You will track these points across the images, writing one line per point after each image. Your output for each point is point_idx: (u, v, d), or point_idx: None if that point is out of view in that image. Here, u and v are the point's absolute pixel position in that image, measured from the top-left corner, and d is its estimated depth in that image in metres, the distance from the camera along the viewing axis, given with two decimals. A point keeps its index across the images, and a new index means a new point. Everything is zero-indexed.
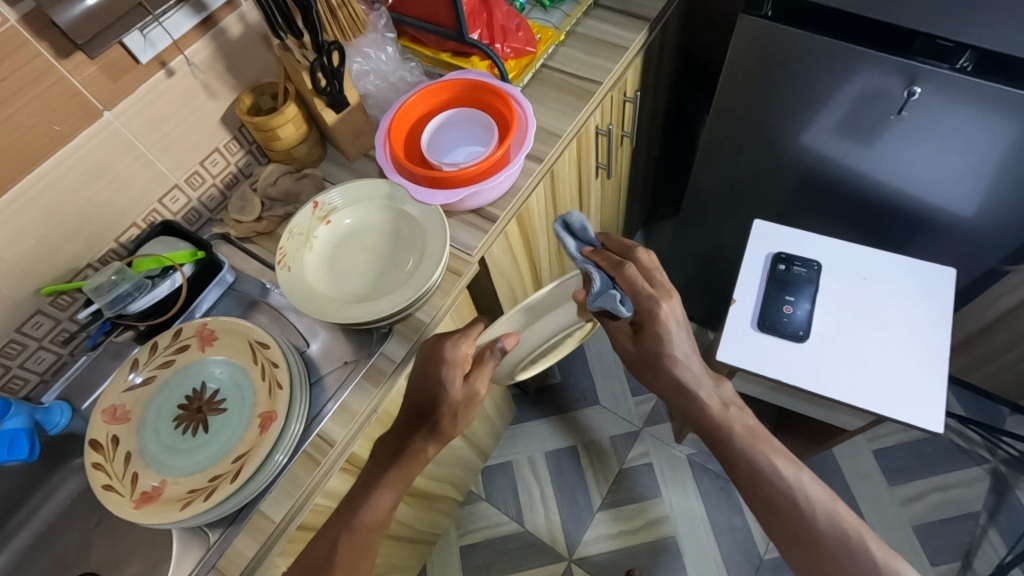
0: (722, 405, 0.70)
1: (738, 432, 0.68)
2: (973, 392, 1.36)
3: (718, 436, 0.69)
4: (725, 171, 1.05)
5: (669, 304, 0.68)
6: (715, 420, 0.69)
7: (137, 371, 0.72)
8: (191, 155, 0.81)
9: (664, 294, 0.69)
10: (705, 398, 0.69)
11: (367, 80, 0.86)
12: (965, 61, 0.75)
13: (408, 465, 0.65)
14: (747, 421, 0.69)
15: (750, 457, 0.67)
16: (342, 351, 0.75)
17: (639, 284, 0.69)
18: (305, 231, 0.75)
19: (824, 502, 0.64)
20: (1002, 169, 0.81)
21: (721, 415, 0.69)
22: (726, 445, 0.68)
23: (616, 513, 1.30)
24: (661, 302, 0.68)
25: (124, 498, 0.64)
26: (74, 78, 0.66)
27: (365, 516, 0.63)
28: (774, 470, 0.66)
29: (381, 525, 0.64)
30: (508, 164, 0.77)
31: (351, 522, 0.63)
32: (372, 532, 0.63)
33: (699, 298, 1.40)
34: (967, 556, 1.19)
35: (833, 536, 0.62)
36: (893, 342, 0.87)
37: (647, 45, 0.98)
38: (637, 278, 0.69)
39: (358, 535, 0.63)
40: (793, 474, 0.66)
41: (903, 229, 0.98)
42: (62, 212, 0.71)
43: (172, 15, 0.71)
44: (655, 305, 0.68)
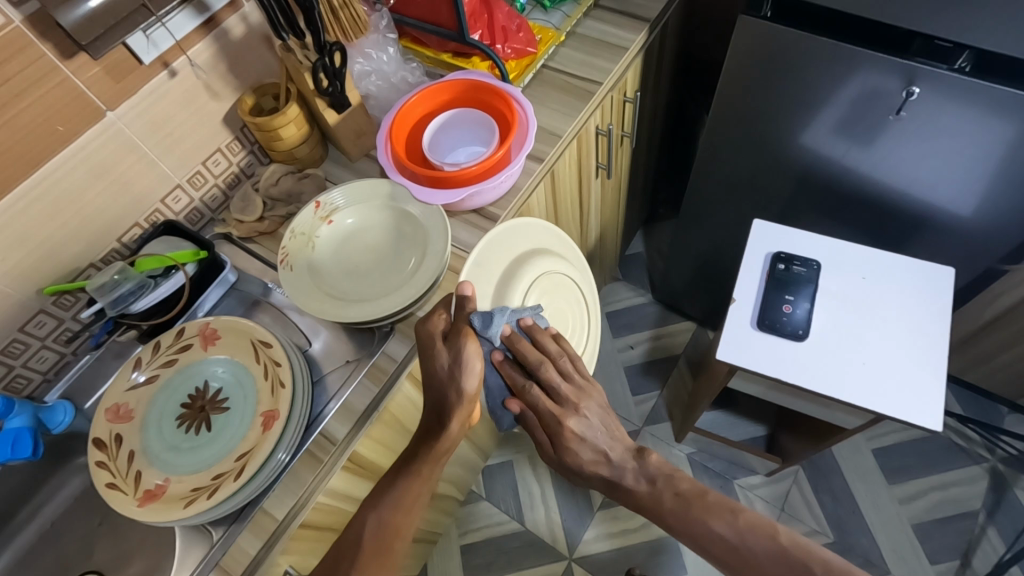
0: (648, 484, 0.73)
1: (669, 507, 0.71)
2: (971, 391, 1.36)
3: (654, 509, 0.72)
4: (724, 172, 1.06)
5: (574, 421, 0.74)
6: (644, 499, 0.73)
7: (140, 370, 0.72)
8: (193, 155, 0.81)
9: (578, 399, 0.75)
10: (629, 483, 0.74)
11: (369, 81, 0.87)
12: (963, 62, 0.75)
13: (432, 449, 0.70)
14: (676, 489, 0.72)
15: (687, 521, 0.69)
16: (344, 350, 0.76)
17: (540, 404, 0.74)
18: (307, 231, 0.76)
19: (763, 540, 0.65)
20: (1000, 169, 0.82)
21: (648, 493, 0.73)
22: (658, 516, 0.72)
23: (616, 513, 1.30)
24: (566, 421, 0.74)
25: (128, 496, 0.64)
26: (78, 79, 0.66)
27: (393, 503, 0.69)
28: (709, 530, 0.68)
29: (409, 507, 0.69)
30: (509, 164, 0.77)
31: (379, 507, 0.69)
32: (390, 533, 0.67)
33: (698, 297, 1.40)
34: (966, 555, 1.20)
35: (777, 571, 0.63)
36: (893, 341, 0.88)
37: (646, 45, 0.98)
38: (539, 398, 0.74)
39: (378, 532, 0.67)
40: (732, 532, 0.67)
41: (901, 228, 0.99)
42: (65, 213, 0.71)
43: (175, 16, 0.71)
44: (564, 421, 0.74)
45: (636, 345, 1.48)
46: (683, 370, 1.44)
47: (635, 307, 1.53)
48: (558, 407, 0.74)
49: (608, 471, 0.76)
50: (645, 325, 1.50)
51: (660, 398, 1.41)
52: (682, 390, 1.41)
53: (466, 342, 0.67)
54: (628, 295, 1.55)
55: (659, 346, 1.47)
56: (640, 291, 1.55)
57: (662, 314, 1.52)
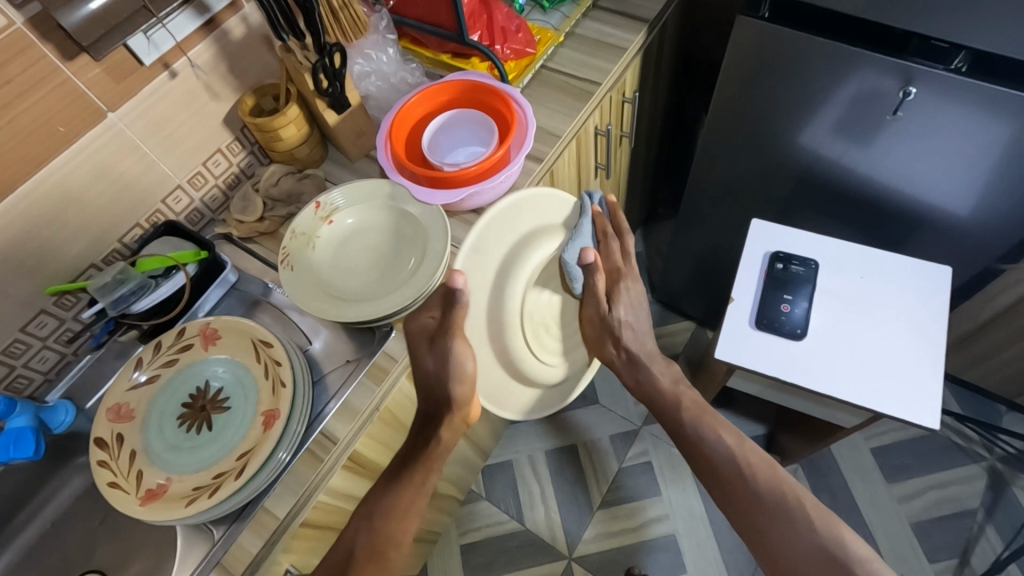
0: (671, 383, 0.87)
1: (687, 407, 0.84)
2: (970, 390, 1.37)
3: (667, 404, 0.86)
4: (723, 172, 1.06)
5: (627, 288, 0.89)
6: (667, 396, 0.86)
7: (141, 369, 0.72)
8: (194, 155, 0.81)
9: (626, 273, 0.90)
10: (656, 374, 0.88)
11: (368, 81, 0.87)
12: (959, 62, 0.76)
13: (427, 454, 0.77)
14: (693, 397, 0.85)
15: (699, 427, 0.82)
16: (344, 350, 0.76)
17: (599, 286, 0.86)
18: (308, 231, 0.76)
19: (765, 471, 0.77)
20: (997, 168, 0.82)
21: (671, 390, 0.87)
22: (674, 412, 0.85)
23: (614, 513, 1.30)
24: (624, 288, 0.88)
25: (129, 496, 0.64)
26: (79, 80, 0.66)
27: (387, 511, 0.72)
28: (718, 441, 0.80)
29: (406, 513, 0.73)
30: (509, 164, 0.78)
31: (375, 512, 0.72)
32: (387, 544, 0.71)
33: (698, 297, 1.41)
34: (965, 554, 1.20)
35: (775, 504, 0.74)
36: (891, 340, 0.88)
37: (645, 46, 0.98)
38: (598, 282, 0.87)
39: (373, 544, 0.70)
40: (736, 444, 0.80)
41: (899, 228, 0.99)
42: (66, 213, 0.71)
43: (175, 17, 0.71)
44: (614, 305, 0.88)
45: None
46: (683, 369, 1.44)
47: None
48: (619, 270, 0.89)
49: (642, 349, 0.89)
50: None
51: None
52: None
53: (455, 342, 0.75)
54: None
55: (659, 345, 1.48)
56: None
57: (661, 314, 1.52)
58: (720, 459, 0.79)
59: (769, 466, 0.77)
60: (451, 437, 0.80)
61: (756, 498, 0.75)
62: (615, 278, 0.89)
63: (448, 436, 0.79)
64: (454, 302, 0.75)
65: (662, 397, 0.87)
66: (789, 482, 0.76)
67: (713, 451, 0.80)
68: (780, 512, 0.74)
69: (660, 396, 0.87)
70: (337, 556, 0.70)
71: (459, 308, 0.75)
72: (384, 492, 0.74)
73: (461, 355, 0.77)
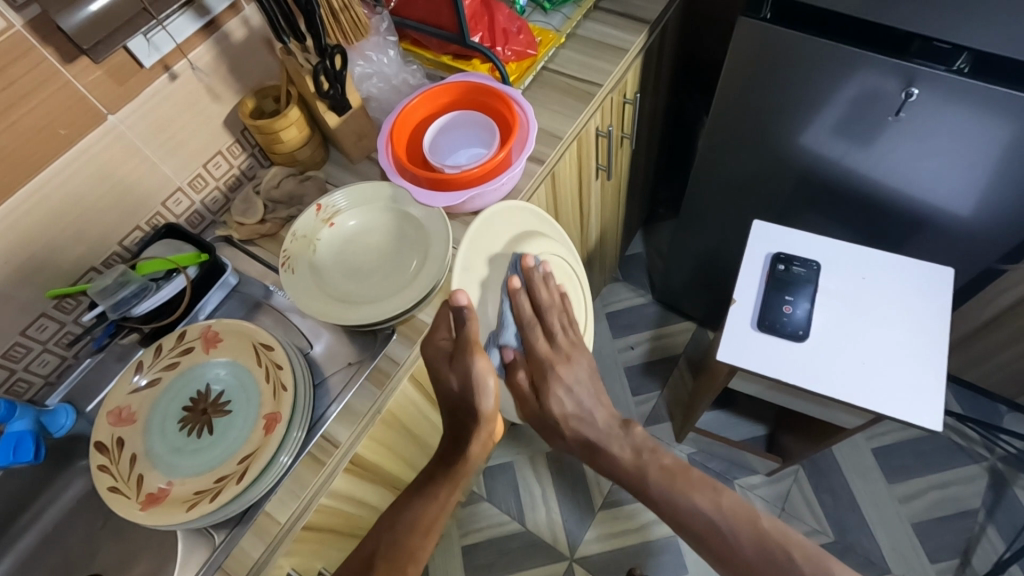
0: (634, 452, 0.82)
1: (654, 480, 0.80)
2: (971, 390, 1.37)
3: (638, 486, 0.81)
4: (724, 172, 1.06)
5: (565, 370, 0.83)
6: (630, 468, 0.82)
7: (142, 373, 0.72)
8: (194, 158, 0.81)
9: (570, 350, 0.85)
10: (614, 450, 0.83)
11: (369, 83, 0.87)
12: (962, 63, 0.76)
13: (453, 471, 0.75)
14: (661, 463, 0.81)
15: (670, 495, 0.79)
16: (346, 352, 0.76)
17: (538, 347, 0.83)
18: (309, 233, 0.76)
19: (744, 524, 0.75)
20: (999, 169, 0.82)
21: (633, 464, 0.81)
22: (643, 486, 0.81)
23: (615, 513, 1.30)
24: (557, 365, 0.83)
25: (130, 500, 0.64)
26: (79, 82, 0.66)
27: (409, 524, 0.72)
28: (693, 505, 0.78)
29: (428, 527, 0.72)
30: (511, 166, 0.78)
31: (398, 522, 0.73)
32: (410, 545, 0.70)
33: (698, 298, 1.41)
34: (966, 554, 1.20)
35: (761, 562, 0.73)
36: (893, 341, 0.88)
37: (646, 47, 0.98)
38: (539, 339, 0.83)
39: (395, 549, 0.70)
40: (713, 505, 0.77)
41: (900, 228, 0.99)
42: (66, 216, 0.71)
43: (175, 19, 0.71)
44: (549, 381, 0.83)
45: (637, 345, 1.48)
46: (683, 370, 1.44)
47: (635, 308, 1.53)
48: (550, 361, 0.83)
49: (596, 433, 0.84)
50: (645, 326, 1.51)
51: (661, 398, 1.42)
52: (682, 390, 1.41)
53: (475, 358, 0.70)
54: (628, 295, 1.55)
55: (659, 346, 1.48)
56: (640, 291, 1.55)
57: (662, 315, 1.52)
58: (698, 521, 0.77)
59: (750, 520, 0.75)
60: (480, 451, 0.76)
61: (742, 560, 0.74)
62: (550, 367, 0.83)
63: (476, 451, 0.75)
64: (462, 320, 0.69)
65: (625, 473, 0.82)
66: (777, 530, 0.74)
67: (689, 514, 0.78)
68: (769, 567, 0.72)
69: (627, 479, 0.82)
70: (359, 556, 0.72)
71: (468, 325, 0.69)
72: (408, 502, 0.74)
73: (484, 374, 0.71)
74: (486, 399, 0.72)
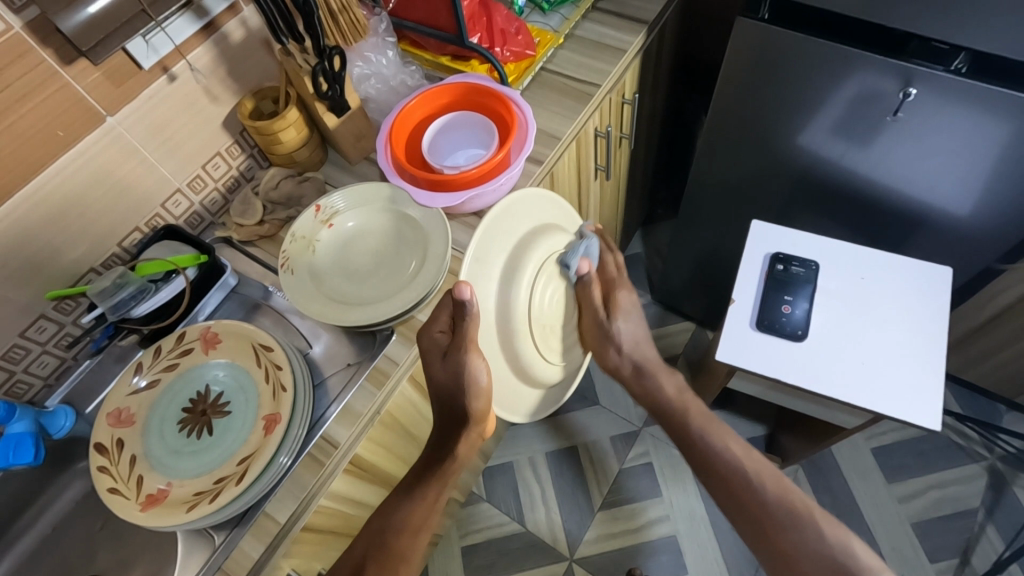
0: (677, 392, 0.89)
1: (692, 415, 0.86)
2: (970, 389, 1.37)
3: (679, 415, 0.87)
4: (723, 173, 1.06)
5: (625, 296, 0.89)
6: (672, 400, 0.88)
7: (141, 374, 0.72)
8: (193, 159, 0.81)
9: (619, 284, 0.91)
10: (660, 382, 0.90)
11: (368, 84, 0.87)
12: (959, 63, 0.76)
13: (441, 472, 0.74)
14: (699, 404, 0.87)
15: (706, 439, 0.83)
16: (345, 353, 0.76)
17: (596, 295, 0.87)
18: (308, 234, 0.76)
19: (772, 480, 0.78)
20: (997, 168, 0.82)
21: (676, 398, 0.88)
22: (684, 420, 0.86)
23: (615, 513, 1.30)
24: (619, 291, 0.89)
25: (129, 501, 0.64)
26: (78, 84, 0.66)
27: (399, 526, 0.72)
28: (726, 450, 0.82)
29: (417, 529, 0.72)
30: (509, 167, 0.78)
31: (390, 522, 0.72)
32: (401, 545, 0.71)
33: (698, 298, 1.41)
34: (966, 553, 1.20)
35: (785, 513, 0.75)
36: (891, 341, 0.88)
37: (645, 47, 0.98)
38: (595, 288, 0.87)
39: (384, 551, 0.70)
40: (742, 451, 0.81)
41: (898, 229, 0.99)
42: (65, 218, 0.71)
43: (174, 21, 0.71)
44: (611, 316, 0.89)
45: None
46: (683, 370, 1.44)
47: None
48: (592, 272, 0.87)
49: (641, 358, 0.91)
50: None
51: None
52: None
53: (470, 356, 0.69)
54: None
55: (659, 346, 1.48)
56: (640, 291, 1.55)
57: (661, 314, 1.52)
58: (729, 467, 0.80)
59: (776, 479, 0.78)
60: (467, 451, 0.77)
61: (765, 509, 0.76)
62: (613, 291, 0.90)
63: (465, 450, 0.76)
64: (464, 315, 0.67)
65: (666, 404, 0.89)
66: (798, 493, 0.76)
67: (723, 460, 0.81)
68: (793, 527, 0.74)
69: (665, 406, 0.88)
70: (351, 557, 0.72)
71: (468, 321, 0.68)
72: (398, 503, 0.74)
73: (475, 371, 0.70)
74: (477, 399, 0.72)
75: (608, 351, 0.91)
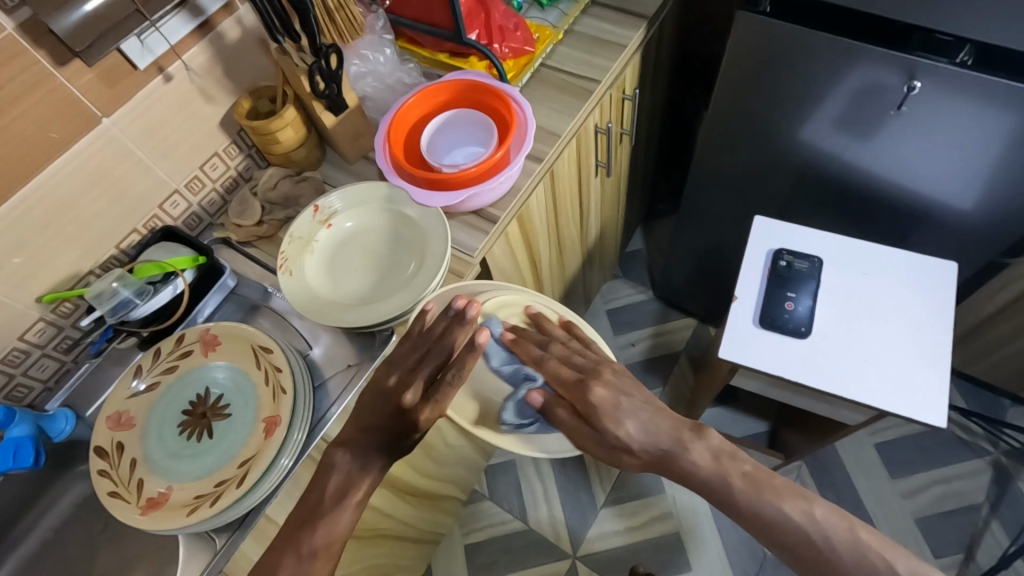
0: (713, 458, 0.62)
1: (737, 486, 0.60)
2: (974, 384, 1.36)
3: (716, 489, 0.61)
4: (726, 168, 1.05)
5: (607, 375, 0.70)
6: (710, 477, 0.61)
7: (141, 378, 0.72)
8: (190, 160, 0.80)
9: (597, 365, 0.72)
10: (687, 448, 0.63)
11: (365, 82, 0.86)
12: (965, 55, 0.75)
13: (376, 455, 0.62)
14: (743, 469, 0.61)
15: (754, 503, 0.59)
16: (346, 354, 0.76)
17: (593, 393, 0.68)
18: (306, 235, 0.75)
19: (842, 531, 0.56)
20: (1004, 160, 0.81)
21: (715, 471, 0.61)
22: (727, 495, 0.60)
23: (620, 510, 1.30)
24: (599, 372, 0.71)
25: (130, 505, 0.64)
26: (72, 85, 0.66)
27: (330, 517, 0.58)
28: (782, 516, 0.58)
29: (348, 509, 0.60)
30: (508, 165, 0.77)
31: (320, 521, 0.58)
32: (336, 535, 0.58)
33: (701, 294, 1.40)
34: (970, 549, 1.20)
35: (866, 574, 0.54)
36: (895, 337, 0.87)
37: (644, 41, 0.97)
38: (562, 368, 0.72)
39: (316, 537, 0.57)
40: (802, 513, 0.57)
41: (903, 223, 0.98)
42: (61, 220, 0.71)
43: (168, 20, 0.71)
44: (589, 388, 0.69)
45: (638, 342, 1.47)
46: (684, 366, 1.43)
47: (635, 304, 1.53)
48: (592, 369, 0.71)
49: (667, 434, 0.65)
50: (645, 322, 1.50)
51: (663, 394, 1.41)
52: (683, 386, 1.41)
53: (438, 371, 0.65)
54: (628, 292, 1.55)
55: (660, 343, 1.47)
56: (641, 288, 1.55)
57: (662, 311, 1.51)
58: (793, 537, 0.57)
59: (846, 524, 0.56)
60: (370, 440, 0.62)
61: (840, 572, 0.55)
62: (585, 390, 0.69)
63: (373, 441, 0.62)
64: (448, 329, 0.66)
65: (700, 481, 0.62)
66: (877, 543, 0.55)
67: (782, 529, 0.57)
68: None
69: (707, 486, 0.61)
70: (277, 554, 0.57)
71: (465, 359, 0.64)
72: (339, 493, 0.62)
73: (424, 362, 0.65)
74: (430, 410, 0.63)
75: (622, 457, 0.66)
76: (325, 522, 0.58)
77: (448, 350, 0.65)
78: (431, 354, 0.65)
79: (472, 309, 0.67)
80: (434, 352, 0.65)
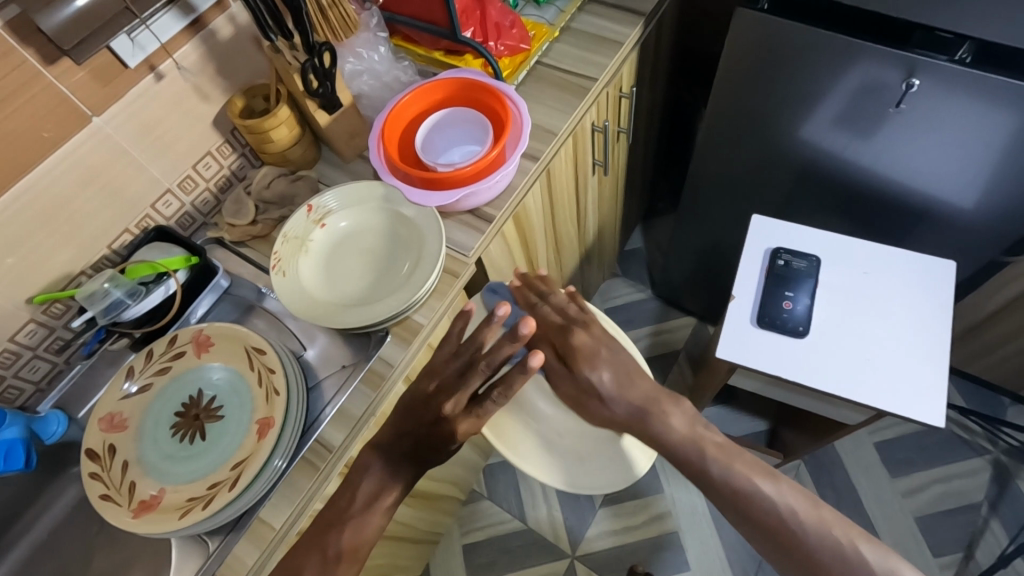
0: (690, 427, 0.65)
1: (710, 455, 0.63)
2: (974, 382, 1.35)
3: (692, 460, 0.63)
4: (724, 166, 1.04)
5: (591, 329, 0.72)
6: (684, 446, 0.64)
7: (132, 380, 0.71)
8: (183, 159, 0.80)
9: (588, 320, 0.73)
10: (669, 416, 0.66)
11: (361, 81, 0.85)
12: (964, 52, 0.74)
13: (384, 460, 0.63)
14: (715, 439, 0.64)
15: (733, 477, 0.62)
16: (341, 354, 0.75)
17: (573, 335, 0.70)
18: (300, 235, 0.75)
19: (810, 513, 0.60)
20: (1004, 159, 0.80)
21: (688, 437, 0.64)
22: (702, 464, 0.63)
23: (619, 509, 1.30)
24: (588, 325, 0.72)
25: (122, 508, 0.64)
26: (62, 84, 0.65)
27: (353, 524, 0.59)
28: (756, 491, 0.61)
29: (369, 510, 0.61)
30: (504, 164, 0.76)
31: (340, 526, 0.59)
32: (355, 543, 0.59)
33: (700, 292, 1.39)
34: (969, 548, 1.19)
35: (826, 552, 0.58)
36: (895, 336, 0.87)
37: (642, 38, 0.96)
38: (551, 314, 0.73)
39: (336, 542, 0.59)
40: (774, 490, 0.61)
41: (903, 222, 0.98)
42: (52, 221, 0.70)
43: (160, 18, 0.70)
44: (571, 332, 0.71)
45: (637, 341, 1.47)
46: (683, 365, 1.43)
47: (634, 303, 1.52)
48: (573, 322, 0.72)
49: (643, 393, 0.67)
50: (644, 321, 1.49)
51: None
52: (682, 385, 1.40)
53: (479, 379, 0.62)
54: (627, 290, 1.54)
55: (659, 341, 1.46)
56: (640, 286, 1.54)
57: (661, 309, 1.51)
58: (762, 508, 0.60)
59: (811, 505, 0.60)
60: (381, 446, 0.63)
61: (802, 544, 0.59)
62: (568, 335, 0.71)
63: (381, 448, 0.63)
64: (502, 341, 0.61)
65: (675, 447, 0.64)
66: (839, 524, 0.60)
67: (754, 501, 0.61)
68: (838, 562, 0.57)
69: (678, 451, 0.64)
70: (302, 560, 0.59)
71: (514, 382, 0.60)
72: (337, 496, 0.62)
73: (469, 375, 0.62)
74: (467, 420, 0.62)
75: (592, 404, 0.68)
76: (354, 524, 0.59)
77: (496, 366, 0.62)
78: (477, 370, 0.62)
79: (526, 326, 0.58)
80: (482, 367, 0.61)
